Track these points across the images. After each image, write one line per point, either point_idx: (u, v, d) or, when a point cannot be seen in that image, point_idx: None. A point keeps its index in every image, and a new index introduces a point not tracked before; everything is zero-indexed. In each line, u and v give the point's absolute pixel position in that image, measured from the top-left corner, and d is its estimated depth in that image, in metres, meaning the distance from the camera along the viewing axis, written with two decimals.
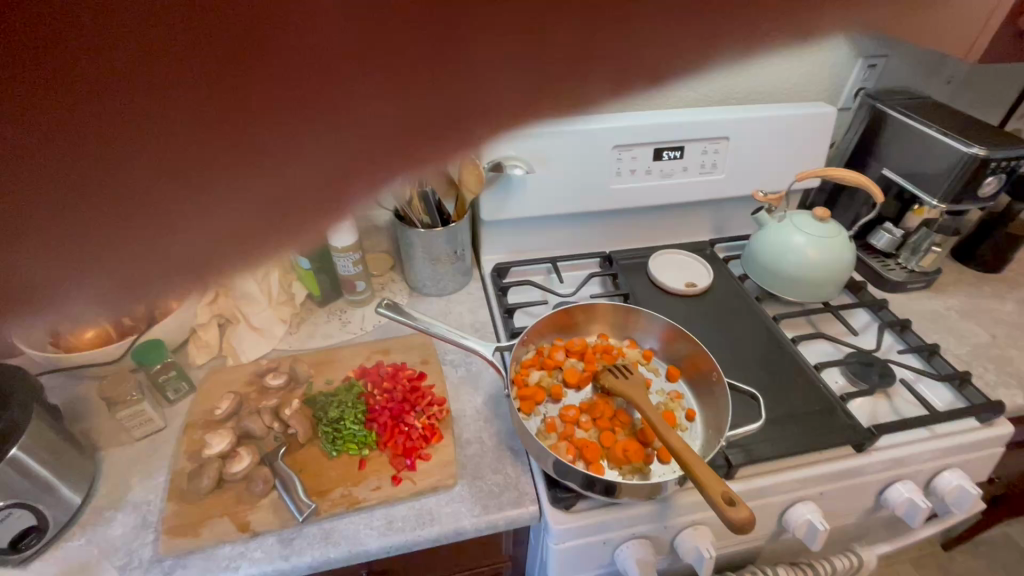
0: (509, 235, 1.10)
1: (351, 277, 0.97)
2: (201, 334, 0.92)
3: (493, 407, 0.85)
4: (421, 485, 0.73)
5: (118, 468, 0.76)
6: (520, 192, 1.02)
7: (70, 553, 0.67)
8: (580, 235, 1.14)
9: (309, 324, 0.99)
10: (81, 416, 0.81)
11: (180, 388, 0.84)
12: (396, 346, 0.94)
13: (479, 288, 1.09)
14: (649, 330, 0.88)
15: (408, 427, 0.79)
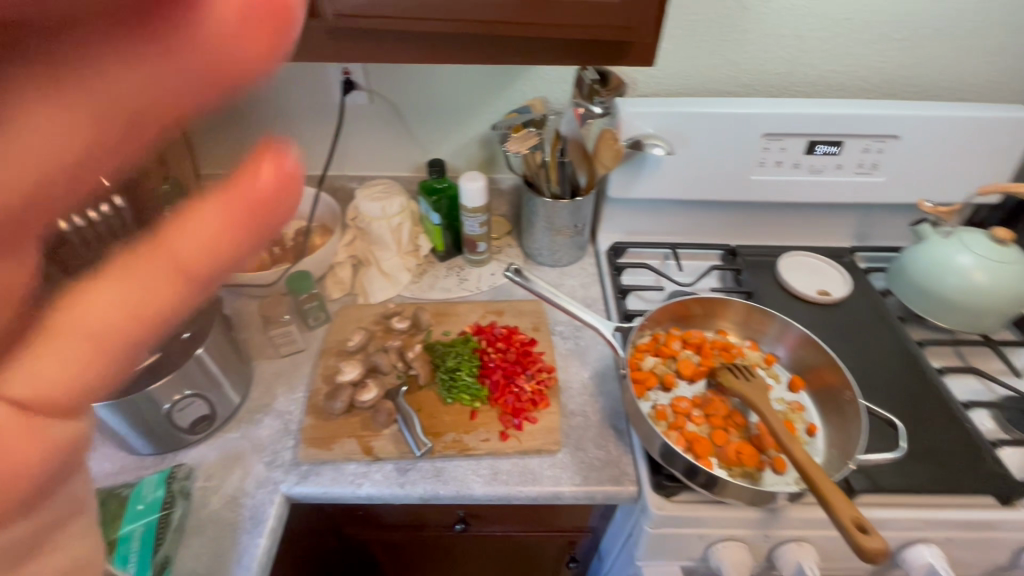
0: (630, 215, 1.08)
1: (475, 237, 1.00)
2: (337, 272, 1.01)
3: (600, 383, 0.86)
4: (526, 445, 0.77)
5: (267, 378, 0.87)
6: (654, 172, 0.98)
7: (229, 442, 0.78)
8: (705, 224, 1.09)
9: (430, 277, 1.04)
10: (239, 327, 0.93)
11: (319, 317, 0.94)
12: (510, 309, 0.97)
13: (593, 264, 1.08)
14: (775, 334, 0.84)
15: (519, 388, 0.82)
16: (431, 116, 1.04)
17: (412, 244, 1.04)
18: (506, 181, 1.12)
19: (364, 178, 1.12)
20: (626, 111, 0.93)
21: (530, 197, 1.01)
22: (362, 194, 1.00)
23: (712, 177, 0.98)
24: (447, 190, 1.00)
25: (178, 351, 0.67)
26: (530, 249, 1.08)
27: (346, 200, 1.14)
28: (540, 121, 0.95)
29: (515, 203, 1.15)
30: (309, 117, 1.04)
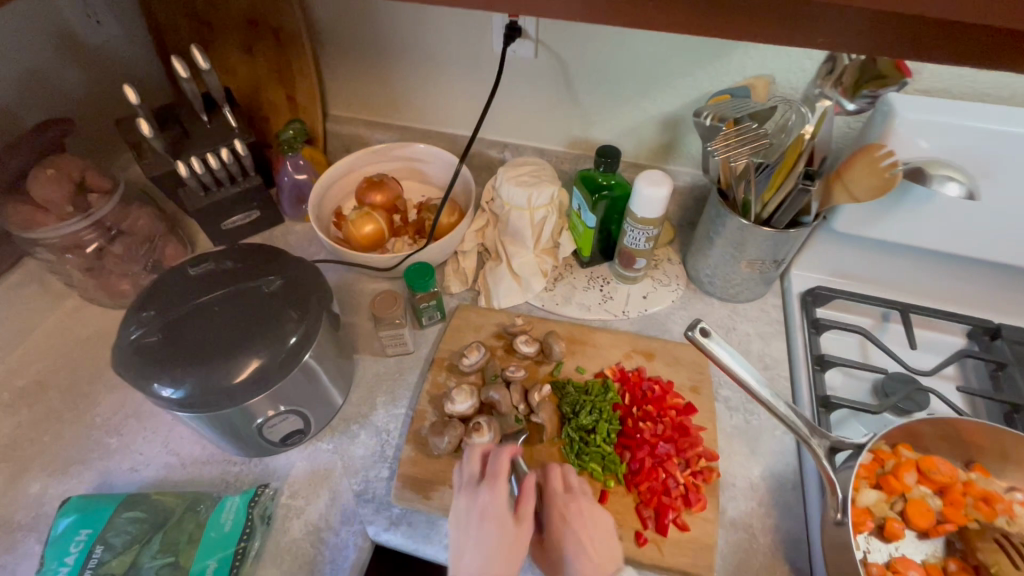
0: (849, 255, 0.79)
1: (635, 252, 0.79)
2: (461, 261, 0.86)
3: (774, 491, 0.65)
4: (667, 561, 0.59)
5: (370, 380, 0.75)
6: (914, 211, 0.68)
7: (319, 454, 0.68)
8: (958, 286, 0.77)
9: (566, 284, 0.85)
10: (347, 310, 0.82)
11: (434, 316, 0.80)
12: (664, 353, 0.76)
13: (779, 307, 0.83)
14: None
15: (668, 478, 0.63)
16: (607, 81, 0.80)
17: (551, 241, 0.84)
18: (683, 178, 0.87)
19: (507, 147, 0.92)
20: (903, 117, 0.62)
21: (717, 210, 0.74)
22: (508, 174, 0.80)
23: (1010, 232, 0.66)
24: (614, 187, 0.77)
25: (283, 358, 0.57)
26: (698, 273, 0.84)
27: (481, 169, 0.96)
28: (765, 114, 0.67)
29: (686, 206, 0.90)
30: (458, 66, 0.84)
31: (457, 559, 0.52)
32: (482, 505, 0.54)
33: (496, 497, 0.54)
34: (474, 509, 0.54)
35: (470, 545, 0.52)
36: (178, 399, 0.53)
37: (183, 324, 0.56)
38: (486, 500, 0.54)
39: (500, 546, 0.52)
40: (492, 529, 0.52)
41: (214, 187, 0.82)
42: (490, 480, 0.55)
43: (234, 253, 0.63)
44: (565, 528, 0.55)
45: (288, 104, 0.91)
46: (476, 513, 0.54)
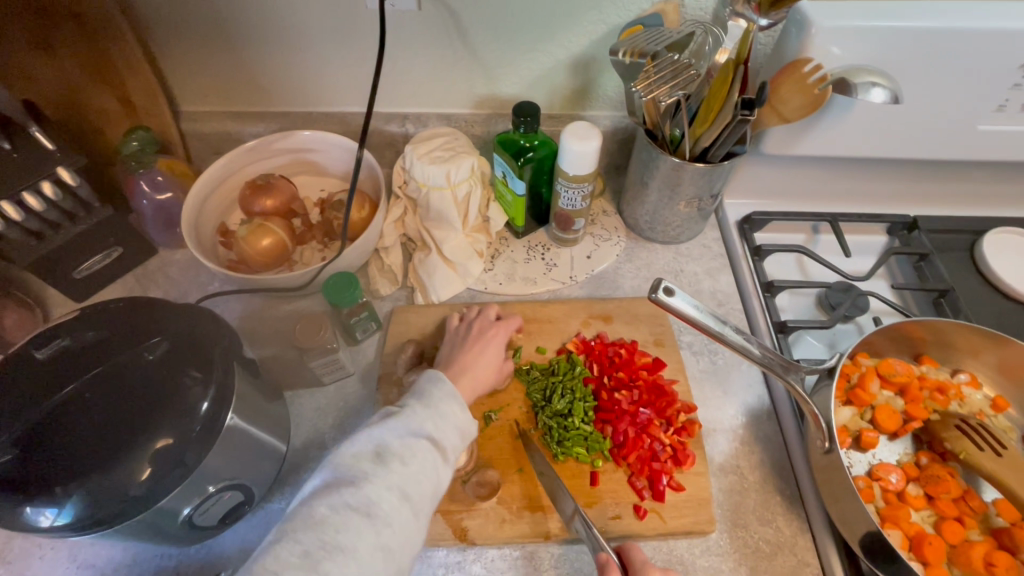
0: (775, 175, 0.79)
1: (572, 213, 0.73)
2: (385, 258, 0.76)
3: (753, 426, 0.65)
4: (672, 526, 0.57)
5: (311, 416, 0.66)
6: (835, 122, 0.67)
7: (273, 517, 0.59)
8: (874, 186, 0.80)
9: (506, 259, 0.78)
10: (263, 342, 0.70)
11: (368, 328, 0.70)
12: (621, 312, 0.73)
13: (718, 240, 0.82)
14: (1007, 368, 0.62)
15: (653, 443, 0.61)
16: (506, 27, 0.71)
17: (480, 217, 0.77)
18: (603, 123, 0.82)
19: (407, 118, 0.81)
20: (820, 26, 0.59)
21: (647, 151, 0.70)
22: (418, 150, 0.70)
23: (920, 127, 0.68)
24: (538, 148, 0.71)
25: (199, 431, 0.46)
26: (636, 221, 0.81)
27: (382, 148, 0.84)
28: (682, 43, 0.63)
29: (611, 152, 0.85)
30: (329, 29, 0.71)
31: (455, 357, 0.61)
32: (488, 333, 0.64)
33: (500, 336, 0.65)
34: (481, 329, 0.64)
35: (469, 353, 0.62)
36: (68, 525, 0.41)
37: (46, 428, 0.43)
38: (491, 335, 0.64)
39: (490, 365, 0.62)
40: (492, 350, 0.63)
41: (49, 231, 0.65)
42: (502, 323, 0.66)
43: (93, 319, 0.50)
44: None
45: (122, 107, 0.73)
46: (483, 336, 0.64)
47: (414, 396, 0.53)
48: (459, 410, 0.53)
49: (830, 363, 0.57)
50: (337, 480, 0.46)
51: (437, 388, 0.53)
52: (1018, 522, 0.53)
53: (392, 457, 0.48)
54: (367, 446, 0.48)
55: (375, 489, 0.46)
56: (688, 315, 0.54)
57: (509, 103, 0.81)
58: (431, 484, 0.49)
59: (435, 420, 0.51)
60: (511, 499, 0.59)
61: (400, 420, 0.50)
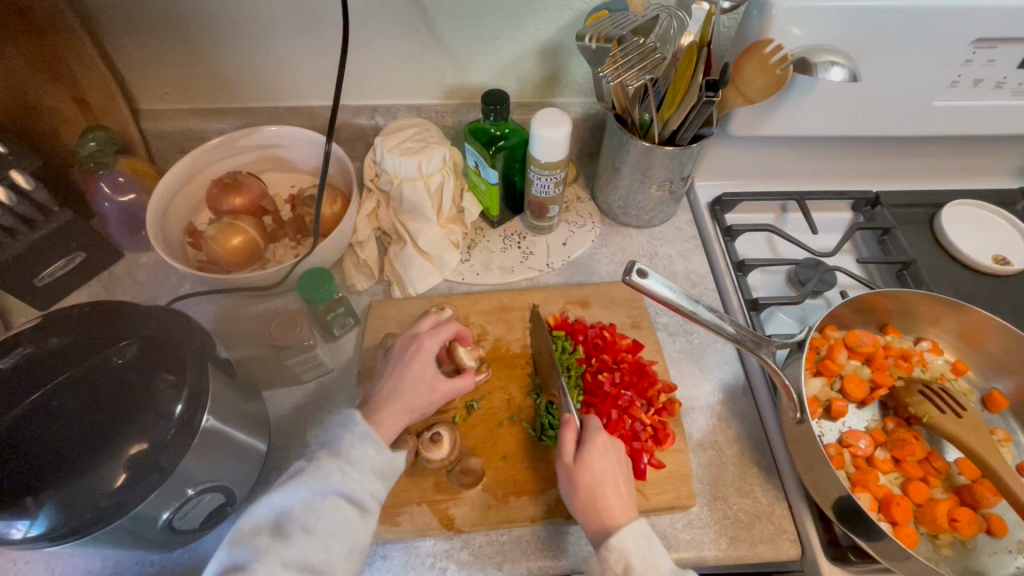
0: (743, 157, 0.81)
1: (546, 200, 0.73)
2: (359, 253, 0.75)
3: (729, 402, 0.67)
4: (655, 502, 0.59)
5: (290, 415, 0.65)
6: (798, 103, 0.69)
7: None
8: (838, 164, 0.83)
9: (482, 249, 0.79)
10: (239, 342, 0.69)
11: (346, 323, 0.70)
12: (598, 297, 0.74)
13: (691, 222, 0.83)
14: (965, 334, 0.64)
15: (634, 423, 0.62)
16: (472, 15, 0.70)
17: (454, 208, 0.76)
18: (574, 110, 0.82)
19: (377, 110, 0.80)
20: (781, 7, 0.60)
21: (618, 136, 0.70)
22: (388, 143, 0.69)
23: (879, 105, 0.70)
24: (509, 136, 0.71)
25: (174, 435, 0.45)
26: (609, 207, 0.81)
27: (353, 141, 0.83)
28: (647, 27, 0.63)
29: (583, 139, 0.86)
30: (292, 21, 0.69)
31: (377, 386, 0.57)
32: (407, 352, 0.58)
33: (424, 351, 0.58)
34: (403, 350, 0.59)
35: (389, 378, 0.57)
36: (41, 535, 0.41)
37: (12, 439, 0.42)
38: (410, 354, 0.58)
39: (413, 385, 0.56)
40: (412, 367, 0.57)
41: (5, 239, 0.62)
42: (425, 334, 0.59)
43: (57, 325, 0.48)
44: (608, 463, 0.54)
45: (77, 107, 0.70)
46: (405, 355, 0.58)
47: (323, 445, 0.52)
48: (372, 454, 0.52)
49: (800, 336, 0.59)
50: (232, 565, 0.45)
51: (346, 434, 0.52)
52: (978, 479, 0.56)
53: (293, 528, 0.47)
54: (265, 518, 0.48)
55: (269, 570, 0.45)
56: (654, 288, 0.55)
57: (479, 92, 0.80)
58: (343, 548, 0.48)
59: (343, 472, 0.50)
60: (495, 486, 0.59)
61: (302, 480, 0.49)
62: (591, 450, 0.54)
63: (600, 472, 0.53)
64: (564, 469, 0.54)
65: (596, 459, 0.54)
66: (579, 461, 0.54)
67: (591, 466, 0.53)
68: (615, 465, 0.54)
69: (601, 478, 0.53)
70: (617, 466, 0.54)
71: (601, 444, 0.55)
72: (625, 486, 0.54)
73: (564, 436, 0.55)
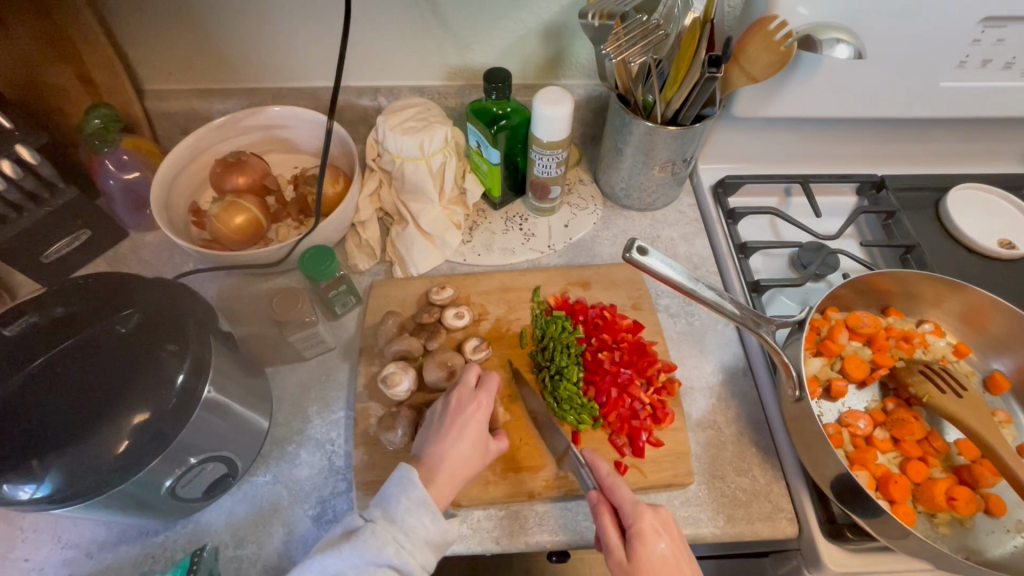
0: (747, 140, 0.80)
1: (548, 181, 0.73)
2: (362, 233, 0.75)
3: (729, 383, 0.67)
4: (653, 479, 0.59)
5: (292, 392, 0.66)
6: (803, 83, 0.68)
7: (259, 491, 0.59)
8: (842, 147, 0.82)
9: (484, 231, 0.79)
10: (241, 319, 0.70)
11: (348, 302, 0.70)
12: (599, 278, 0.74)
13: (694, 205, 0.83)
14: (967, 315, 0.64)
15: (634, 402, 0.62)
16: None
17: (456, 189, 0.77)
18: (577, 92, 0.81)
19: (380, 91, 0.80)
20: None
21: (620, 116, 0.70)
22: (390, 122, 0.69)
23: (885, 86, 0.69)
24: (511, 115, 0.71)
25: (176, 403, 0.46)
26: (611, 189, 0.81)
27: (355, 123, 0.83)
28: (650, 4, 0.63)
29: (586, 121, 0.85)
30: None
31: (430, 444, 0.54)
32: (467, 409, 0.56)
33: (481, 410, 0.57)
34: (460, 405, 0.56)
35: (445, 438, 0.54)
36: (47, 497, 0.42)
37: (17, 404, 0.43)
38: (471, 413, 0.56)
39: (471, 451, 0.54)
40: (470, 430, 0.55)
41: (11, 214, 0.63)
42: (482, 392, 0.58)
43: (62, 295, 0.49)
44: (657, 547, 0.48)
45: (82, 85, 0.71)
46: (460, 418, 0.56)
47: (381, 505, 0.49)
48: (430, 523, 0.48)
49: (801, 316, 0.59)
50: None
51: (404, 498, 0.49)
52: (978, 459, 0.56)
53: None
54: None
55: None
56: (655, 269, 0.54)
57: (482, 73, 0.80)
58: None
59: (398, 543, 0.47)
60: (494, 462, 0.60)
61: (357, 545, 0.46)
62: (638, 540, 0.48)
63: (655, 562, 0.47)
64: (620, 568, 0.49)
65: (651, 546, 0.48)
66: (630, 555, 0.48)
67: (643, 557, 0.47)
68: (673, 550, 0.48)
69: (663, 571, 0.47)
70: (674, 551, 0.48)
71: (645, 528, 0.49)
72: (686, 564, 0.48)
73: (601, 524, 0.50)
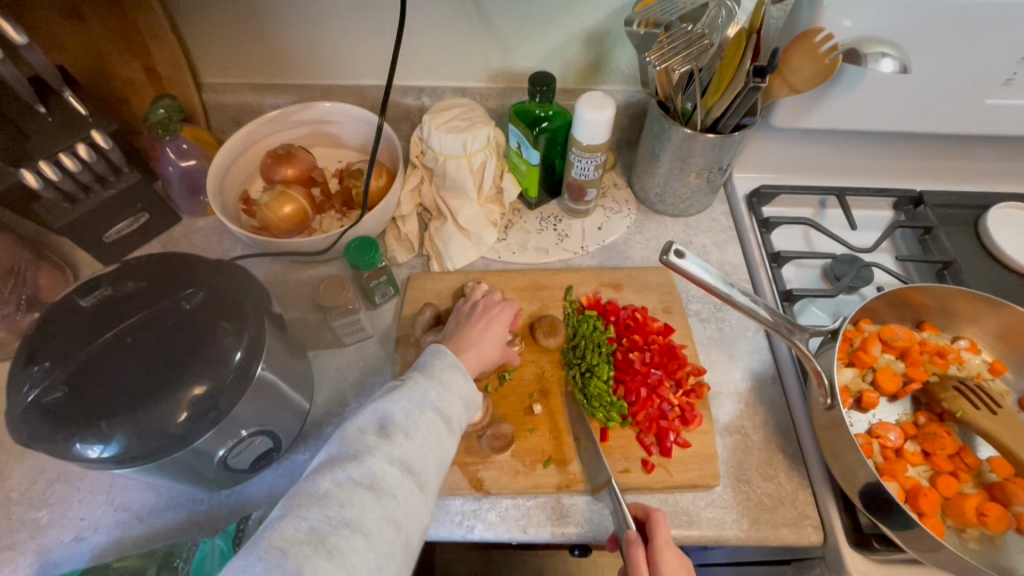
0: (784, 151, 0.81)
1: (585, 183, 0.75)
2: (401, 227, 0.78)
3: (757, 389, 0.68)
4: (679, 479, 0.60)
5: (331, 376, 0.68)
6: (844, 96, 0.69)
7: (298, 467, 0.62)
8: (880, 161, 0.82)
9: (519, 230, 0.81)
10: (286, 304, 0.73)
11: (387, 292, 0.73)
12: (631, 281, 0.75)
13: (727, 214, 0.83)
14: (1005, 333, 0.64)
15: (662, 403, 0.63)
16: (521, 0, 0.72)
17: (494, 188, 0.79)
18: (616, 98, 0.83)
19: (423, 91, 0.82)
20: None
21: (659, 123, 0.71)
22: (435, 120, 0.72)
23: (927, 101, 0.69)
24: (553, 118, 0.73)
25: (233, 378, 0.49)
26: (645, 194, 0.82)
27: (399, 121, 0.86)
28: (695, 14, 0.64)
29: (623, 127, 0.87)
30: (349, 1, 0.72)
31: (462, 331, 0.63)
32: (493, 311, 0.66)
33: (505, 315, 0.66)
34: (486, 308, 0.66)
35: (474, 327, 0.63)
36: (112, 458, 0.45)
37: (90, 368, 0.46)
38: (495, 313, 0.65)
39: (495, 339, 0.63)
40: (495, 323, 0.64)
41: (80, 195, 0.67)
42: (508, 303, 0.67)
43: (131, 271, 0.52)
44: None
45: (147, 76, 0.75)
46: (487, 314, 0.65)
47: (415, 371, 0.55)
48: (460, 382, 0.55)
49: (834, 325, 0.59)
50: (341, 455, 0.46)
51: (437, 360, 0.56)
52: (1011, 477, 0.55)
53: (395, 431, 0.49)
54: (370, 420, 0.49)
55: (379, 461, 0.46)
56: (690, 271, 0.55)
57: (523, 77, 0.82)
58: (434, 457, 0.50)
59: (438, 390, 0.53)
60: (522, 452, 0.62)
61: (403, 394, 0.52)
62: None
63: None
64: None
65: None
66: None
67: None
68: None
69: None
70: None
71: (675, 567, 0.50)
72: None
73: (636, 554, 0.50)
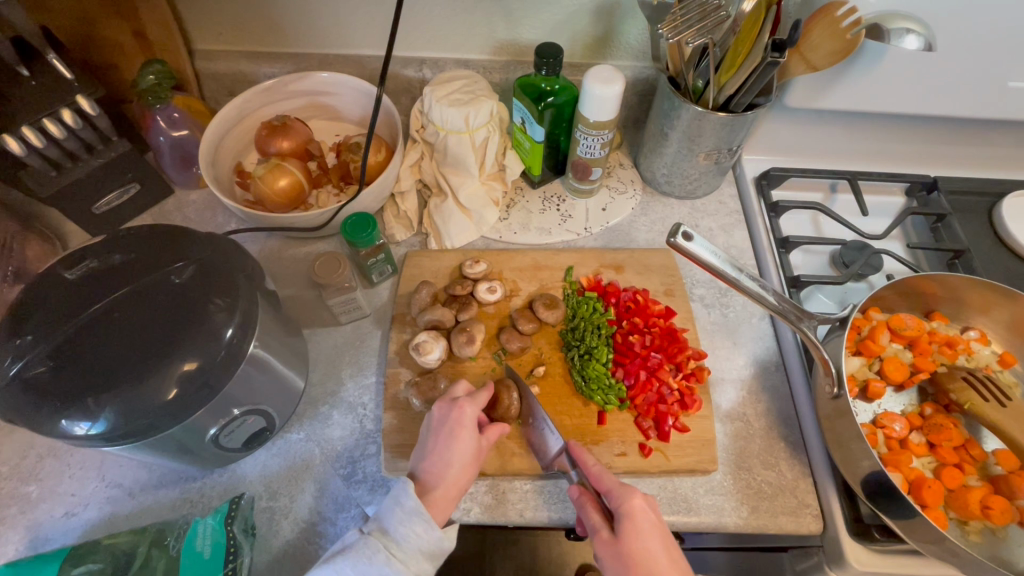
0: (796, 133, 0.78)
1: (590, 162, 0.72)
2: (400, 204, 0.76)
3: (761, 377, 0.67)
4: (676, 464, 0.59)
5: (327, 356, 0.67)
6: (864, 73, 0.66)
7: (292, 447, 0.61)
8: (894, 145, 0.80)
9: (521, 210, 0.79)
10: (282, 281, 0.72)
11: (384, 271, 0.71)
12: (634, 263, 0.73)
13: (735, 197, 0.81)
14: (1016, 324, 0.63)
15: (661, 387, 0.62)
16: None
17: (496, 165, 0.77)
18: (625, 73, 0.80)
19: (425, 63, 0.79)
20: None
21: (667, 100, 0.69)
22: (436, 93, 0.69)
23: (948, 84, 0.67)
24: (559, 93, 0.71)
25: (223, 356, 0.47)
26: (652, 175, 0.80)
27: (399, 93, 0.83)
28: None
29: (631, 105, 0.84)
30: None
31: (420, 462, 0.53)
32: (450, 439, 0.53)
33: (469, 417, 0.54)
34: (449, 433, 0.53)
35: (437, 449, 0.52)
36: (99, 435, 0.44)
37: (75, 344, 0.44)
38: (457, 432, 0.53)
39: (467, 462, 0.52)
40: (455, 447, 0.52)
41: (67, 162, 0.65)
42: (467, 402, 0.55)
43: (120, 243, 0.51)
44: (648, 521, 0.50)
45: (137, 39, 0.72)
46: (449, 445, 0.52)
47: (376, 517, 0.50)
48: (424, 530, 0.48)
49: (843, 313, 0.58)
50: None
51: (396, 509, 0.49)
52: (1016, 470, 0.54)
53: None
54: None
55: None
56: (698, 256, 0.53)
57: (529, 50, 0.79)
58: None
59: (388, 553, 0.47)
60: (517, 433, 0.61)
61: (351, 556, 0.46)
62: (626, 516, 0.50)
63: (645, 535, 0.49)
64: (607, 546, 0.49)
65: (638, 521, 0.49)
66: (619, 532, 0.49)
67: (635, 549, 0.48)
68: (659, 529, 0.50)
69: (653, 545, 0.48)
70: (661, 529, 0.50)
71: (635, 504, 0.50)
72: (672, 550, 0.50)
73: (586, 510, 0.52)
